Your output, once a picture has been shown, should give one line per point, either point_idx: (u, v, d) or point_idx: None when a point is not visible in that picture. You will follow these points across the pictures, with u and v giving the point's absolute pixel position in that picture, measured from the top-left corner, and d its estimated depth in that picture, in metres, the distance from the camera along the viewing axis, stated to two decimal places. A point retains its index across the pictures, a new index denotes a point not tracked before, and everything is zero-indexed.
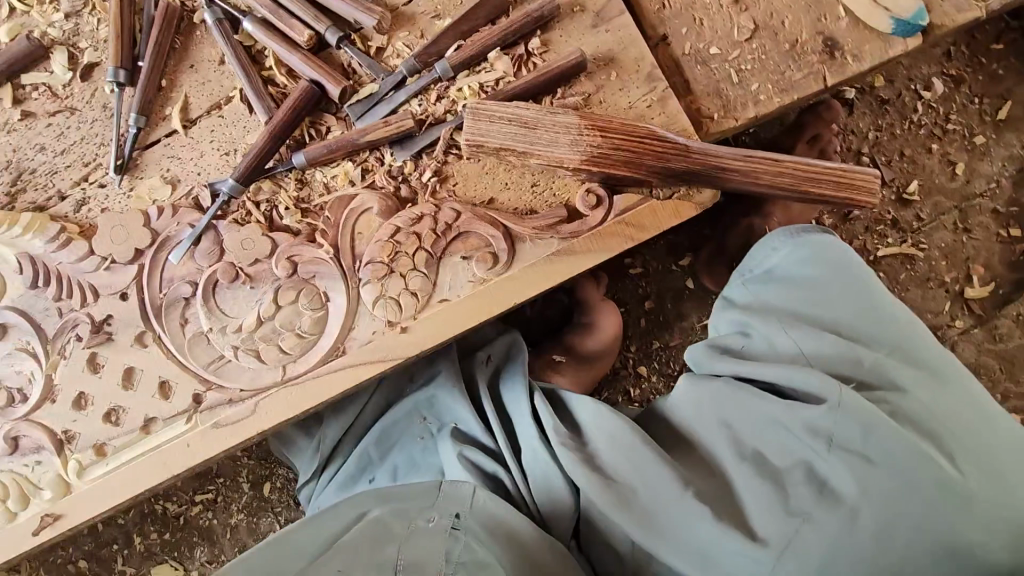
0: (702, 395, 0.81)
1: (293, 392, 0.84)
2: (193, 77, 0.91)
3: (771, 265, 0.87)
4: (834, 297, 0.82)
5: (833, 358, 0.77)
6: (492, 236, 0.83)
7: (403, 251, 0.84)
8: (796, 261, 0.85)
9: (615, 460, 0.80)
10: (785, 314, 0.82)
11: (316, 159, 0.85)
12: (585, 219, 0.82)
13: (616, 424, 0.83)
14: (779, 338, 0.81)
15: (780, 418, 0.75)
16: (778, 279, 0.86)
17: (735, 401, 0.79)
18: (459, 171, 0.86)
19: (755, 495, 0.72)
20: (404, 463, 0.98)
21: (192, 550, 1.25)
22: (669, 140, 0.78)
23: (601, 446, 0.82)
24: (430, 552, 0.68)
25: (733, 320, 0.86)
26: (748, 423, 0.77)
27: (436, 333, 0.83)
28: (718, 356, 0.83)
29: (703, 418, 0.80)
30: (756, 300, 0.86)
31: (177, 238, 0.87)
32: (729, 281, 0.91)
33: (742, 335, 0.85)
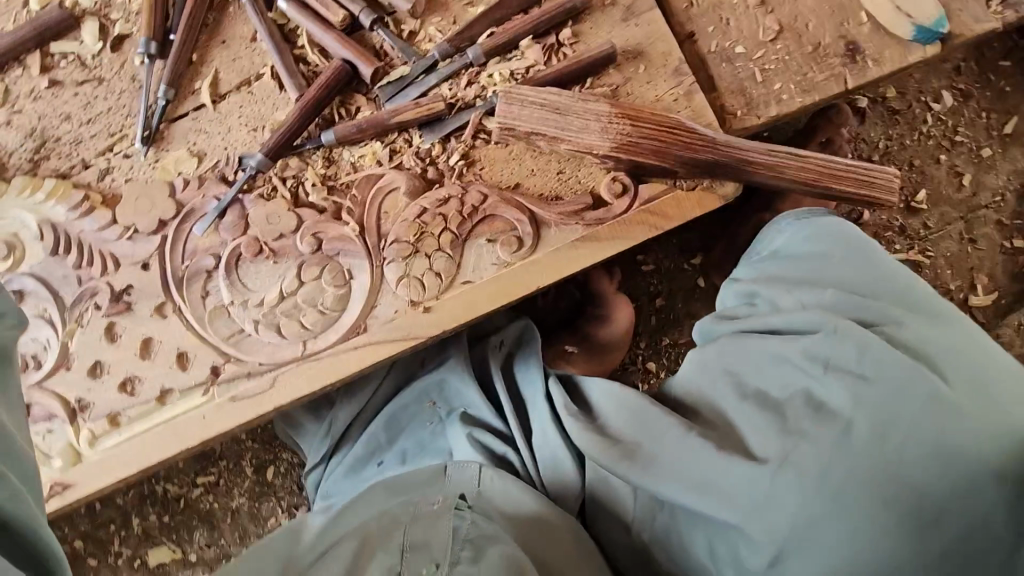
0: (704, 354, 0.80)
1: (314, 367, 0.84)
2: (224, 52, 0.91)
3: (774, 244, 0.87)
4: (832, 257, 0.80)
5: (833, 301, 0.75)
6: (518, 220, 0.84)
7: (428, 232, 0.84)
8: (799, 235, 0.84)
9: (625, 418, 0.78)
10: (786, 278, 0.81)
11: (345, 137, 0.86)
12: (610, 207, 0.84)
13: (624, 394, 0.81)
14: (780, 295, 0.79)
15: (774, 355, 0.73)
16: (781, 255, 0.85)
17: (730, 351, 0.78)
18: (485, 155, 0.87)
19: (753, 422, 0.70)
20: (412, 447, 0.94)
21: (191, 532, 1.25)
22: (697, 132, 0.81)
23: (610, 410, 0.81)
24: (435, 531, 0.66)
25: (738, 291, 0.85)
26: (746, 364, 0.76)
27: (459, 313, 0.84)
28: (724, 321, 0.83)
29: (705, 370, 0.79)
30: (759, 273, 0.85)
31: (202, 211, 0.87)
32: (738, 265, 0.90)
33: (748, 304, 0.83)
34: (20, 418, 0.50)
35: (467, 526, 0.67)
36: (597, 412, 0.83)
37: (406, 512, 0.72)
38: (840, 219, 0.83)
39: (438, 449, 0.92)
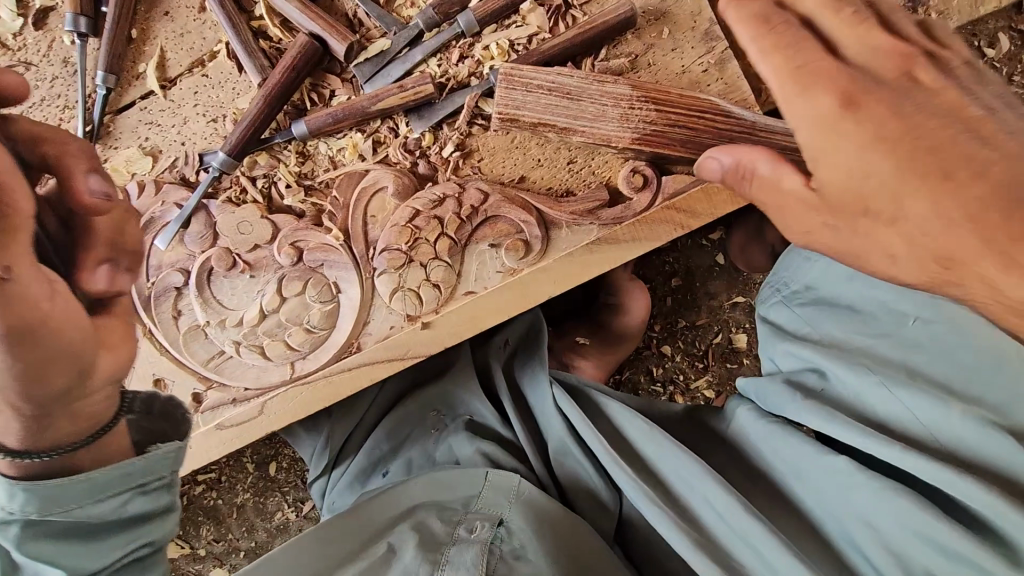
0: (790, 459, 0.65)
1: (304, 391, 0.77)
2: (170, 27, 0.77)
3: (831, 292, 0.71)
4: (925, 339, 0.61)
5: (951, 427, 0.56)
6: (524, 222, 0.74)
7: (423, 238, 0.74)
8: (866, 288, 0.67)
9: (710, 515, 0.66)
10: (867, 361, 0.63)
11: (319, 129, 0.74)
12: (630, 203, 0.73)
13: (679, 455, 0.70)
14: (856, 387, 0.62)
15: (890, 507, 0.55)
16: (830, 304, 0.70)
17: (821, 473, 0.61)
18: (484, 145, 0.75)
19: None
20: (417, 458, 0.87)
21: (198, 529, 1.22)
22: (733, 115, 0.68)
23: (705, 509, 0.67)
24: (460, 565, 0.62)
25: (796, 354, 0.70)
26: (852, 505, 0.58)
27: (463, 328, 0.76)
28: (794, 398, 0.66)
29: (819, 496, 0.62)
30: (820, 339, 0.69)
31: (162, 221, 0.76)
32: (772, 308, 0.77)
33: (816, 374, 0.67)
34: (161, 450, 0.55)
35: (498, 559, 0.64)
36: (685, 501, 0.68)
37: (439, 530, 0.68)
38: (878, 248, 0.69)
39: (442, 460, 0.85)
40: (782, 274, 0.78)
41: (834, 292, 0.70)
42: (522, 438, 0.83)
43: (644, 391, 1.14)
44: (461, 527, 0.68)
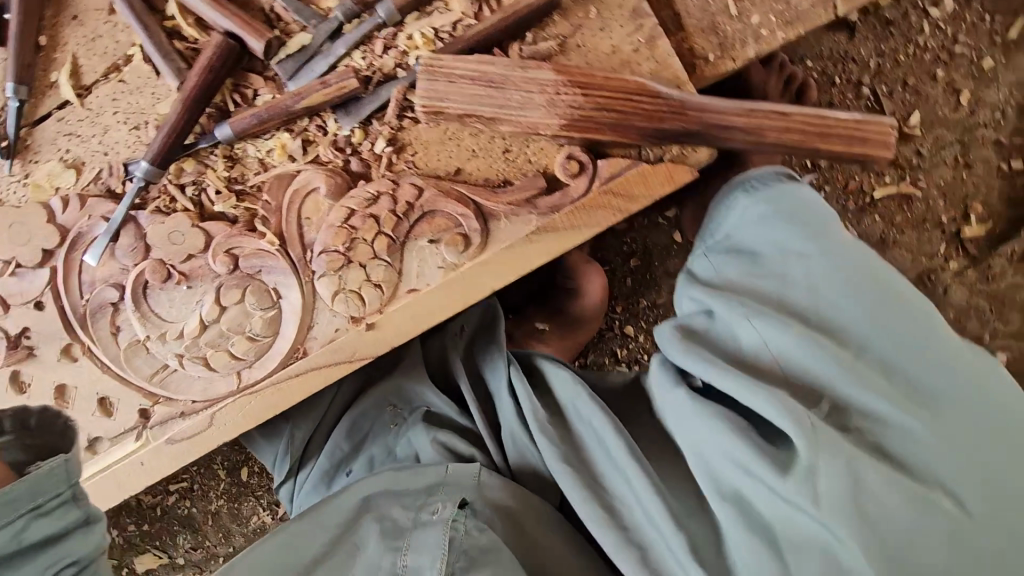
0: (677, 412, 0.65)
1: (252, 401, 0.76)
2: (79, 31, 0.75)
3: (738, 236, 0.70)
4: (818, 283, 0.63)
5: (823, 371, 0.58)
6: (462, 215, 0.73)
7: (360, 238, 0.73)
8: (772, 232, 0.67)
9: (596, 465, 0.69)
10: (764, 307, 0.63)
11: (244, 131, 0.72)
12: (567, 189, 0.72)
13: (606, 421, 0.70)
14: (747, 334, 0.63)
15: (747, 455, 0.58)
16: (737, 249, 0.70)
17: (699, 424, 0.62)
18: (416, 138, 0.74)
19: (739, 540, 0.57)
20: (379, 455, 0.88)
21: (174, 538, 1.21)
22: (661, 95, 0.68)
23: (613, 474, 0.67)
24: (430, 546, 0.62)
25: (691, 296, 0.69)
26: (719, 452, 0.60)
27: (408, 326, 0.75)
28: (683, 341, 0.66)
29: (677, 432, 0.65)
30: (720, 282, 0.68)
31: (91, 235, 0.74)
32: (692, 255, 0.75)
33: (707, 316, 0.67)
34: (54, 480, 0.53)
35: (462, 536, 0.63)
36: (592, 463, 0.70)
37: (403, 515, 0.67)
38: (798, 193, 0.68)
39: (403, 456, 0.86)
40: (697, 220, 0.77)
41: (740, 235, 0.70)
42: (479, 423, 0.83)
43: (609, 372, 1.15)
44: (424, 510, 0.67)
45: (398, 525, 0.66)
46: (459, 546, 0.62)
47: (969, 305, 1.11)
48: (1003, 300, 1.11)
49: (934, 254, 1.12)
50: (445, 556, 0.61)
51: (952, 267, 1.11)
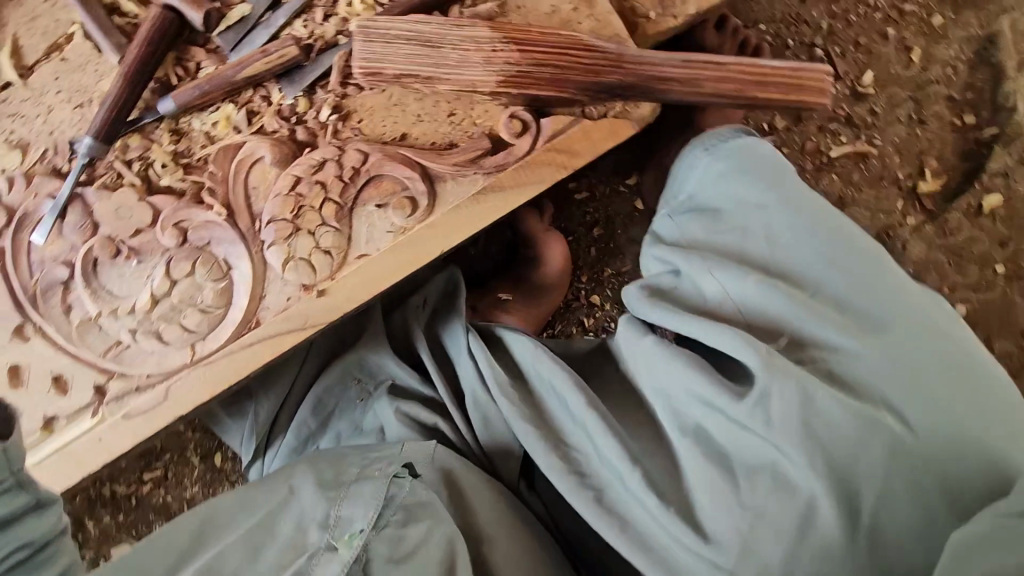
0: (642, 358, 0.66)
1: (207, 373, 0.75)
2: (21, 12, 0.75)
3: (698, 193, 0.71)
4: (774, 229, 0.63)
5: (779, 311, 0.59)
6: (408, 178, 0.73)
7: (307, 205, 0.73)
8: (728, 184, 0.67)
9: (564, 421, 0.69)
10: (723, 258, 0.64)
11: (187, 104, 0.72)
12: (512, 149, 0.73)
13: (564, 378, 0.70)
14: (708, 283, 0.64)
15: (705, 391, 0.59)
16: (700, 206, 0.70)
17: (664, 366, 0.63)
18: (362, 104, 0.74)
19: (697, 474, 0.58)
20: (347, 430, 0.88)
21: (150, 527, 1.20)
22: (597, 50, 0.69)
23: (576, 430, 0.68)
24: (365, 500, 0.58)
25: (657, 256, 0.70)
26: (681, 391, 0.61)
27: (361, 292, 0.75)
28: (650, 298, 0.67)
29: (640, 375, 0.67)
30: (682, 239, 0.69)
31: (38, 213, 0.74)
32: (658, 217, 0.75)
33: (673, 273, 0.68)
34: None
35: (405, 493, 0.60)
36: (554, 417, 0.71)
37: (344, 472, 0.63)
38: (762, 148, 0.68)
39: (369, 429, 0.86)
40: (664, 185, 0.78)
41: (700, 192, 0.71)
42: (441, 390, 0.83)
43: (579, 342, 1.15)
44: (370, 468, 0.63)
45: (339, 479, 0.62)
46: (398, 502, 0.59)
47: (929, 260, 1.13)
48: (961, 253, 1.12)
49: (893, 211, 1.13)
50: (382, 509, 0.57)
51: (911, 223, 1.12)
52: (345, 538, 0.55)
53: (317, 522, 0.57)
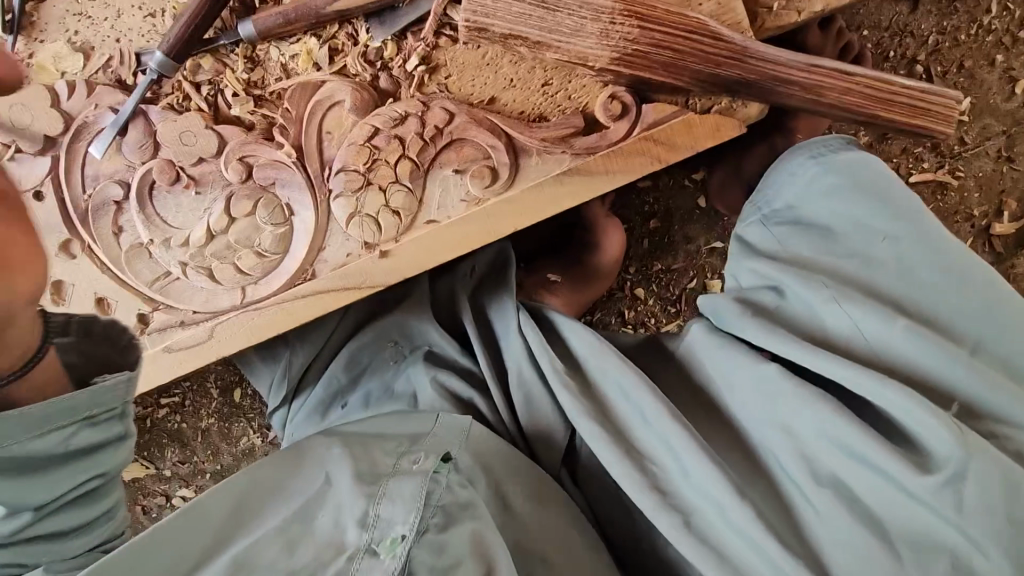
0: (740, 379, 0.60)
1: (253, 319, 0.73)
2: None
3: (804, 209, 0.64)
4: (897, 263, 0.58)
5: (909, 354, 0.54)
6: (493, 146, 0.69)
7: (382, 159, 0.69)
8: (845, 203, 0.61)
9: (648, 438, 0.62)
10: (840, 286, 0.58)
11: (268, 31, 0.67)
12: (606, 131, 0.68)
13: (641, 390, 0.63)
14: (828, 313, 0.58)
15: (829, 426, 0.53)
16: (805, 221, 0.64)
17: (764, 391, 0.58)
18: (452, 60, 0.68)
19: (837, 536, 0.51)
20: (377, 390, 0.79)
21: (163, 450, 1.20)
22: (722, 38, 0.63)
23: (642, 430, 0.62)
24: (404, 497, 0.54)
25: (755, 272, 0.64)
26: (793, 421, 0.55)
27: (424, 257, 0.72)
28: (750, 319, 0.61)
29: (750, 409, 0.59)
30: (791, 258, 0.63)
31: (97, 126, 0.69)
32: (744, 224, 0.69)
33: (775, 293, 0.62)
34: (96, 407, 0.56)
35: (442, 491, 0.56)
36: (614, 412, 0.65)
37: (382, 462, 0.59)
38: (873, 161, 0.62)
39: (401, 393, 0.77)
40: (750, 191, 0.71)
41: (806, 208, 0.64)
42: (483, 367, 0.77)
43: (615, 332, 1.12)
44: (405, 458, 0.59)
45: (376, 470, 0.57)
46: (437, 501, 0.55)
47: None
48: None
49: None
50: (422, 511, 0.54)
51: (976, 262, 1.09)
52: (386, 542, 0.51)
53: (354, 519, 0.53)
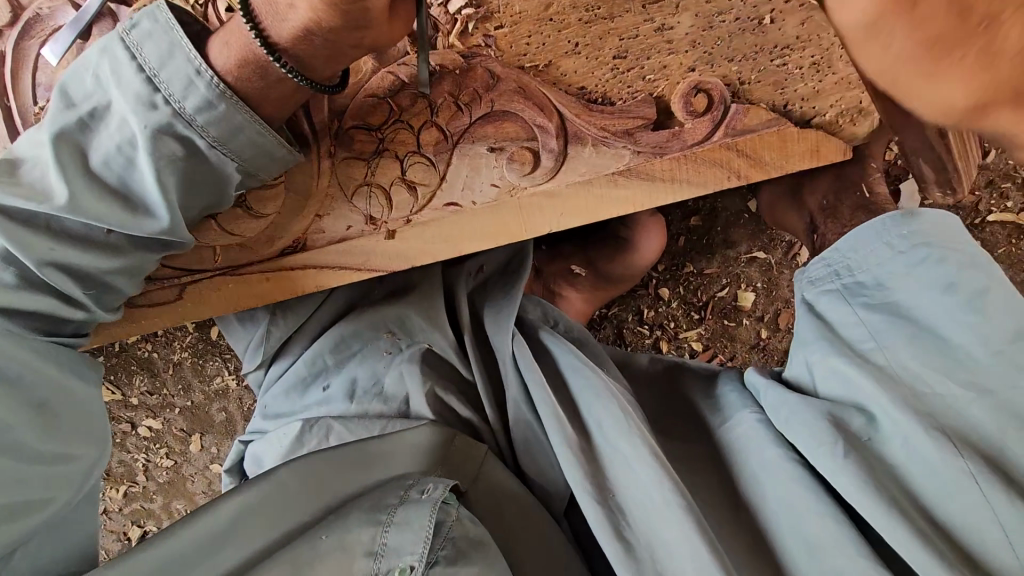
0: (784, 483, 0.52)
1: (232, 283, 0.64)
2: None
3: (910, 304, 0.50)
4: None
5: (991, 532, 0.44)
6: (539, 126, 0.56)
7: (403, 121, 0.57)
8: (969, 320, 0.47)
9: (663, 540, 0.51)
10: (931, 420, 0.47)
11: None
12: (681, 130, 0.56)
13: (651, 476, 0.53)
14: (923, 452, 0.46)
15: (854, 567, 0.46)
16: (900, 314, 0.50)
17: (804, 503, 0.50)
18: (507, 8, 0.55)
19: None
20: (363, 379, 0.69)
21: (131, 377, 1.11)
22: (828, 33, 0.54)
23: (645, 511, 0.53)
24: (411, 526, 0.52)
25: (835, 373, 0.52)
26: (834, 560, 0.47)
27: (432, 247, 0.61)
28: (829, 437, 0.49)
29: (797, 536, 0.50)
30: (883, 366, 0.50)
31: (53, 23, 0.58)
32: (819, 299, 0.55)
33: (854, 405, 0.51)
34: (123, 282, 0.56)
35: (452, 522, 0.53)
36: (616, 484, 0.55)
37: (388, 494, 0.56)
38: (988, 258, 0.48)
39: (392, 395, 0.68)
40: (847, 253, 0.55)
41: (914, 304, 0.50)
42: (481, 388, 0.68)
43: (630, 332, 1.02)
44: (412, 488, 0.56)
45: (384, 499, 0.55)
46: (446, 531, 0.52)
47: None
48: None
49: None
50: (430, 541, 0.51)
51: None
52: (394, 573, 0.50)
53: (363, 548, 0.51)
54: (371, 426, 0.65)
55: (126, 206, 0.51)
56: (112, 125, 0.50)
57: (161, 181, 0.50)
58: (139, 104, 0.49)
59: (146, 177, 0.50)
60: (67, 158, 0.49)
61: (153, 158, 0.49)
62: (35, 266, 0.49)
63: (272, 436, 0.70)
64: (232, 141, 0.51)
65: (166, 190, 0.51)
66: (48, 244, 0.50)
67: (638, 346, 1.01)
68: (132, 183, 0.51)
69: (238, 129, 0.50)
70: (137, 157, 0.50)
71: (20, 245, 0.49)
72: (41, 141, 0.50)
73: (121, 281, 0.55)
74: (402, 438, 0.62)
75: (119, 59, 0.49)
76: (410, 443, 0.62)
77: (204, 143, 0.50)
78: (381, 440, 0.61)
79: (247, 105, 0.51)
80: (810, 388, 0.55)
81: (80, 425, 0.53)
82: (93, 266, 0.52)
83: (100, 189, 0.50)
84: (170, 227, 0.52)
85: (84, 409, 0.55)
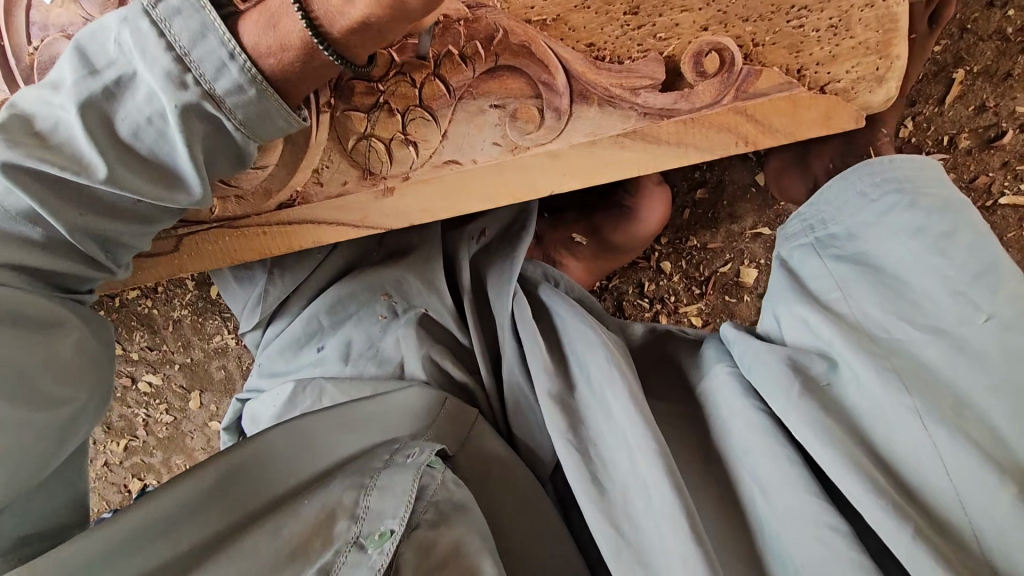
0: (748, 434, 0.52)
1: (229, 238, 0.64)
2: None
3: (876, 252, 0.51)
4: (994, 353, 0.44)
5: (933, 470, 0.44)
6: (545, 83, 0.55)
7: (405, 73, 0.55)
8: (931, 260, 0.48)
9: (634, 487, 0.52)
10: (888, 361, 0.47)
11: None
12: (691, 92, 0.54)
13: (629, 424, 0.53)
14: (880, 392, 0.47)
15: (807, 507, 0.47)
16: (871, 264, 0.51)
17: (768, 452, 0.50)
18: None
19: None
20: (359, 342, 0.69)
21: (132, 332, 1.12)
22: None
23: (618, 454, 0.54)
24: (396, 488, 0.52)
25: (802, 321, 0.52)
26: (800, 512, 0.47)
27: (432, 205, 0.61)
28: (796, 384, 0.49)
29: (766, 487, 0.50)
30: (845, 314, 0.51)
31: None
32: (798, 256, 0.56)
33: (817, 351, 0.51)
34: (141, 242, 0.54)
35: (438, 486, 0.54)
36: (591, 428, 0.56)
37: (374, 457, 0.57)
38: (961, 202, 0.49)
39: (387, 358, 0.68)
40: (822, 207, 0.56)
41: (880, 252, 0.51)
42: (477, 351, 0.68)
43: (629, 304, 1.01)
44: (399, 452, 0.57)
45: (369, 463, 0.56)
46: (430, 496, 0.53)
47: None
48: None
49: None
50: (412, 507, 0.51)
51: None
52: (375, 536, 0.50)
53: (344, 511, 0.51)
54: (363, 389, 0.65)
55: (160, 181, 0.49)
56: (139, 95, 0.47)
57: (196, 158, 0.48)
58: (167, 79, 0.46)
59: (179, 154, 0.48)
60: (94, 128, 0.47)
61: (187, 136, 0.47)
62: (64, 231, 0.47)
63: (269, 394, 0.70)
64: (259, 126, 0.50)
65: (199, 168, 0.49)
66: (78, 212, 0.48)
67: (638, 318, 1.01)
68: (160, 156, 0.49)
69: (266, 114, 0.49)
70: (167, 133, 0.48)
71: (48, 210, 0.46)
72: (64, 104, 0.47)
73: (141, 242, 0.54)
74: (392, 399, 0.62)
75: (144, 33, 0.46)
76: (401, 409, 0.62)
77: (233, 125, 0.49)
78: (374, 402, 0.61)
79: (277, 92, 0.49)
80: (779, 340, 0.55)
81: (85, 373, 0.52)
82: (115, 230, 0.50)
83: (129, 161, 0.48)
84: (200, 202, 0.51)
85: (92, 360, 0.53)
